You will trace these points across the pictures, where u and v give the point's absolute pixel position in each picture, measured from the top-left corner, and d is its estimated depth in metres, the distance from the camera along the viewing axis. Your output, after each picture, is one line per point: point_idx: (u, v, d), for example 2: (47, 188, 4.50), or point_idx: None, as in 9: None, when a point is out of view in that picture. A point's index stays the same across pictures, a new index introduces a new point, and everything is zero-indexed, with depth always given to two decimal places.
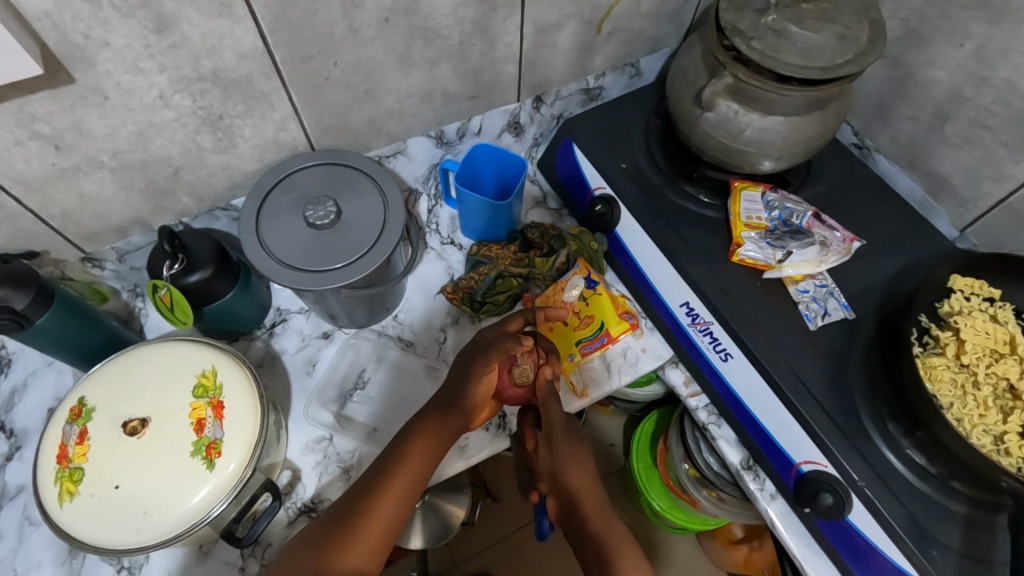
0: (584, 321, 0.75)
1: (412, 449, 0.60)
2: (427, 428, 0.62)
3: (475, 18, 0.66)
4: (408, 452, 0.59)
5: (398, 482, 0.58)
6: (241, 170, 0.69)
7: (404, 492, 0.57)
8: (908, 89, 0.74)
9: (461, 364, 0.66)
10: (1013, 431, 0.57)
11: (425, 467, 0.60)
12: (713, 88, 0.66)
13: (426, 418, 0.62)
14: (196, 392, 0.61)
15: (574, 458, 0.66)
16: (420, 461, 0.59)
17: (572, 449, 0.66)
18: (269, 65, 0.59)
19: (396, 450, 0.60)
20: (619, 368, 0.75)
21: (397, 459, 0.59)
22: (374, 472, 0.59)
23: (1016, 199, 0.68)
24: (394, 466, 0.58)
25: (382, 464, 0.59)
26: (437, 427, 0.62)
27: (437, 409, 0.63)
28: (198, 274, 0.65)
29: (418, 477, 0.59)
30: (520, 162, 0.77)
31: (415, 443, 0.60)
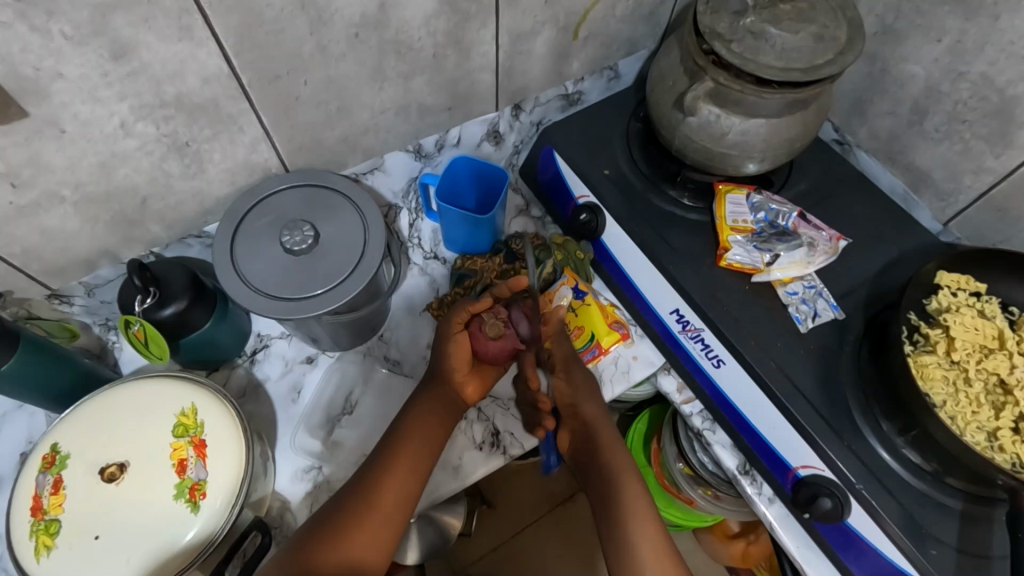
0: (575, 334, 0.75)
1: (407, 442, 0.62)
2: (423, 418, 0.64)
3: (448, 29, 0.64)
4: (403, 447, 0.61)
5: (397, 475, 0.59)
6: (212, 195, 0.66)
7: (404, 483, 0.60)
8: (886, 84, 0.74)
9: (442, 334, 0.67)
10: (1006, 427, 0.57)
11: (424, 457, 0.62)
12: (694, 93, 0.63)
13: (420, 408, 0.65)
14: (175, 432, 0.58)
15: (585, 393, 0.70)
16: (415, 454, 0.61)
17: (581, 385, 0.70)
18: (236, 88, 0.56)
19: (392, 443, 0.62)
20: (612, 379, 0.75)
21: (394, 453, 0.61)
22: (372, 466, 0.61)
23: (996, 192, 0.69)
24: (393, 459, 0.60)
25: (378, 457, 0.61)
26: (431, 417, 0.64)
27: (433, 398, 0.65)
28: (172, 307, 0.62)
29: (417, 468, 0.61)
30: (502, 174, 0.75)
31: (409, 436, 0.62)
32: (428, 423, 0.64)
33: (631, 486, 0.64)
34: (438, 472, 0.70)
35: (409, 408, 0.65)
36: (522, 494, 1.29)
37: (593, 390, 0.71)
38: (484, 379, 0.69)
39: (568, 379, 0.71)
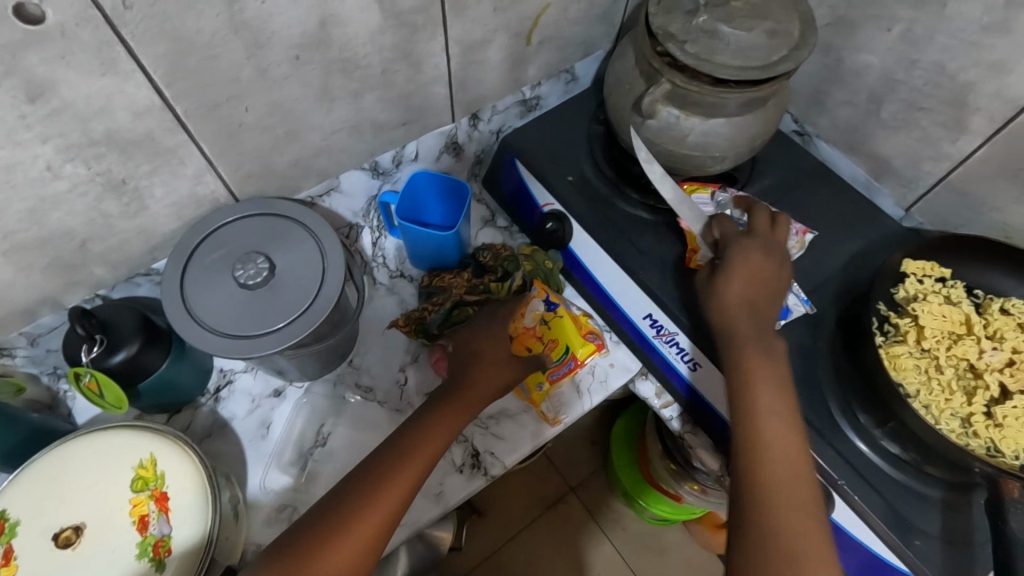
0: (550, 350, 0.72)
1: (407, 458, 0.55)
2: (423, 445, 0.56)
3: (395, 43, 0.61)
4: (397, 472, 0.54)
5: (382, 508, 0.52)
6: (158, 232, 0.63)
7: (387, 515, 0.52)
8: (842, 75, 0.74)
9: (479, 350, 0.65)
10: (979, 412, 0.57)
11: (415, 486, 0.54)
12: (652, 96, 0.62)
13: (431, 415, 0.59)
14: (135, 486, 0.55)
15: (743, 294, 0.61)
16: (406, 486, 0.54)
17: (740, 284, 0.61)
18: (171, 119, 0.53)
19: (394, 450, 0.56)
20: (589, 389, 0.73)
21: (384, 480, 0.53)
22: (364, 478, 0.54)
23: (955, 176, 0.69)
24: (384, 480, 0.53)
25: (374, 468, 0.54)
26: (431, 446, 0.56)
27: (441, 416, 0.59)
28: (123, 352, 0.59)
29: (406, 499, 0.54)
30: (462, 185, 0.74)
31: (411, 450, 0.56)
32: (428, 447, 0.56)
33: (768, 416, 0.54)
34: (418, 499, 0.68)
35: (413, 421, 0.58)
36: (510, 501, 1.28)
37: (759, 298, 0.61)
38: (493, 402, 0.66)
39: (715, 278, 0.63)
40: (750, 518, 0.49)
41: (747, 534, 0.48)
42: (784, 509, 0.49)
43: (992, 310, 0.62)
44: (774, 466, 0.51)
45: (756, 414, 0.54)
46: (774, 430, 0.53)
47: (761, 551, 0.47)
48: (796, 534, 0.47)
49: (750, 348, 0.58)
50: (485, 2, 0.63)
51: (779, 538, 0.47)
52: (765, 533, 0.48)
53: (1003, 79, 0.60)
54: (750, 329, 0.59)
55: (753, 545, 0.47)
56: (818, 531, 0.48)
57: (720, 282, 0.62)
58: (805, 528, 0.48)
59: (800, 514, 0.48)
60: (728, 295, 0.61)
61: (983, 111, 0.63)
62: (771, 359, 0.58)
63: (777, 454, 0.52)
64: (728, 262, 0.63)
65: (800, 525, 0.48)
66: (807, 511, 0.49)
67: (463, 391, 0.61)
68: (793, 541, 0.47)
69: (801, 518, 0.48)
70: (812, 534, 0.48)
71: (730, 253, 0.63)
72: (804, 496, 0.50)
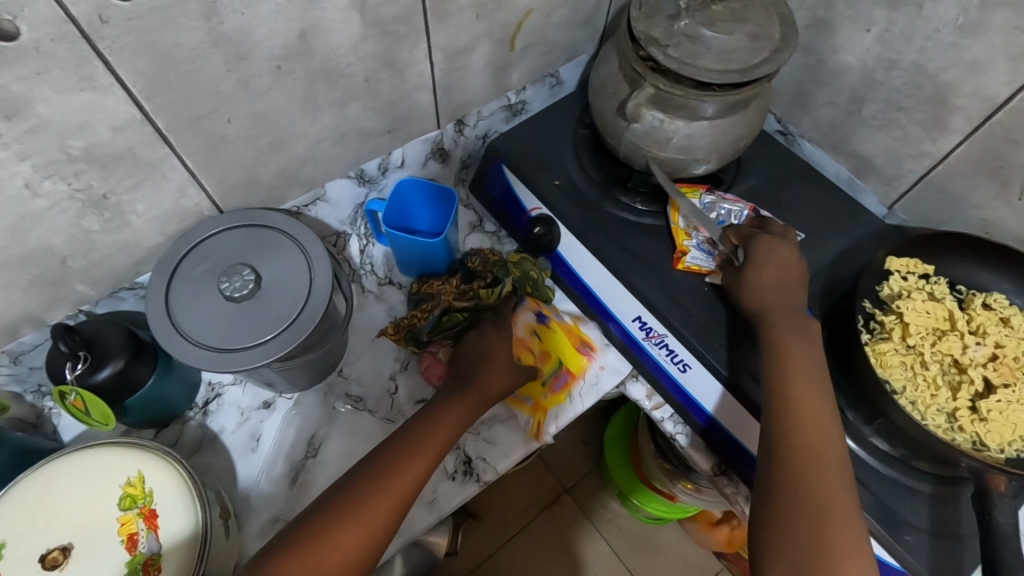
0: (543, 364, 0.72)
1: (415, 454, 0.56)
2: (422, 449, 0.56)
3: (379, 52, 0.61)
4: (396, 474, 0.54)
5: (382, 507, 0.52)
6: (142, 246, 0.62)
7: (385, 517, 0.52)
8: (823, 75, 0.75)
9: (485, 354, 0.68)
10: (964, 407, 0.58)
11: (413, 490, 0.54)
12: (636, 100, 0.63)
13: (439, 414, 0.60)
14: (123, 504, 0.55)
15: (773, 284, 0.63)
16: (405, 488, 0.53)
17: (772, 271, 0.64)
18: (152, 134, 0.53)
19: (402, 444, 0.56)
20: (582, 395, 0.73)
21: (383, 481, 0.53)
22: (372, 468, 0.54)
23: (936, 174, 0.70)
24: (382, 481, 0.53)
25: (381, 459, 0.55)
26: (429, 452, 0.56)
27: (447, 414, 0.61)
28: (108, 368, 0.58)
29: (404, 503, 0.53)
30: (449, 193, 0.74)
31: (419, 446, 0.56)
32: (428, 452, 0.56)
33: (797, 388, 0.55)
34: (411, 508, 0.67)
35: (411, 425, 0.59)
36: (505, 504, 1.28)
37: (786, 286, 0.63)
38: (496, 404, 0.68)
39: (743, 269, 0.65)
40: (774, 484, 0.50)
41: (774, 499, 0.49)
42: (809, 472, 0.50)
43: (975, 305, 0.63)
44: (801, 433, 0.52)
45: (785, 387, 0.56)
46: (805, 402, 0.54)
47: (788, 513, 0.48)
48: (822, 496, 0.48)
49: (781, 330, 0.60)
50: (467, 9, 0.63)
51: (806, 498, 0.48)
52: (791, 497, 0.49)
53: (981, 78, 0.61)
54: (778, 315, 0.61)
55: (780, 508, 0.48)
56: (843, 493, 0.49)
57: (749, 272, 0.64)
58: (830, 488, 0.49)
59: (824, 476, 0.49)
60: (760, 283, 0.63)
61: (961, 110, 0.64)
62: (804, 337, 0.59)
63: (804, 422, 0.53)
64: (756, 254, 0.65)
65: (823, 485, 0.49)
66: (832, 473, 0.50)
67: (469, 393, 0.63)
68: (817, 502, 0.48)
69: (825, 479, 0.49)
70: (840, 498, 0.48)
71: (755, 245, 0.66)
72: (828, 461, 0.50)
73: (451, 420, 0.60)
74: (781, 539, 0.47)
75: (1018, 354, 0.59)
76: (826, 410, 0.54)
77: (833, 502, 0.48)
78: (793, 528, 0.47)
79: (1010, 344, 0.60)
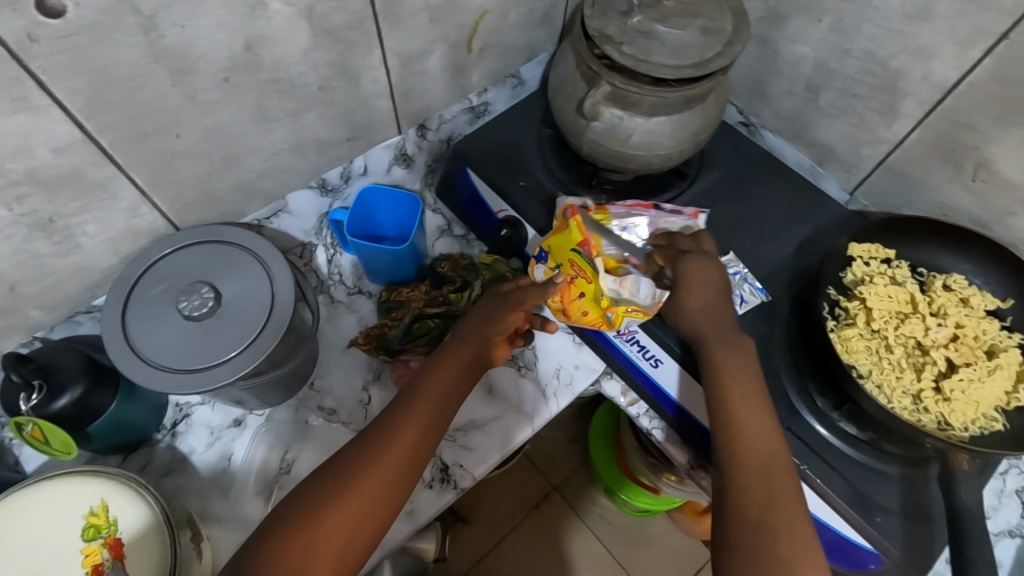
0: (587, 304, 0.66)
1: (409, 423, 0.52)
2: (409, 424, 0.52)
3: (331, 60, 0.60)
4: (392, 445, 0.50)
5: (373, 484, 0.48)
6: (96, 268, 0.61)
7: (373, 504, 0.48)
8: (779, 66, 0.76)
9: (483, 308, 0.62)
10: (928, 388, 0.59)
11: (406, 473, 0.50)
12: (593, 99, 0.64)
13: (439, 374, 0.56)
14: (87, 534, 0.53)
15: (705, 305, 0.61)
16: (394, 468, 0.49)
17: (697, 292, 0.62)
18: (97, 153, 0.52)
19: (399, 411, 0.53)
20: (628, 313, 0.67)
21: (377, 456, 0.49)
22: (367, 441, 0.51)
23: (894, 159, 0.71)
24: (367, 466, 0.49)
25: (377, 433, 0.51)
26: (417, 427, 0.52)
27: (447, 372, 0.56)
28: (67, 397, 0.57)
29: (397, 481, 0.49)
30: (414, 198, 0.72)
31: (415, 411, 0.52)
32: (417, 426, 0.52)
33: (743, 410, 0.55)
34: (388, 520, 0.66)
35: (397, 399, 0.54)
36: (494, 505, 1.27)
37: (715, 304, 0.62)
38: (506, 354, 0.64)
39: (675, 293, 0.63)
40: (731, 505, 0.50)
41: (729, 527, 0.49)
42: (760, 497, 0.49)
43: (935, 287, 0.64)
44: (746, 455, 0.52)
45: (729, 409, 0.55)
46: (747, 424, 0.54)
47: (744, 540, 0.47)
48: (774, 513, 0.48)
49: (720, 352, 0.59)
50: (420, 13, 0.62)
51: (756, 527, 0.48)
52: (746, 523, 0.48)
53: (928, 64, 0.62)
54: (715, 334, 0.60)
55: (734, 536, 0.48)
56: (799, 516, 0.48)
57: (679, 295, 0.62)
58: (784, 511, 0.48)
59: (775, 498, 0.49)
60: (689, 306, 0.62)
61: (912, 95, 0.65)
62: (745, 358, 0.59)
63: (748, 443, 0.53)
64: (682, 275, 0.63)
65: (776, 508, 0.48)
66: (783, 495, 0.49)
67: (472, 349, 0.58)
68: (773, 529, 0.47)
69: (780, 503, 0.49)
70: (790, 511, 0.48)
71: (683, 265, 0.63)
72: (777, 475, 0.50)
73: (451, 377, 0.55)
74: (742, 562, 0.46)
75: (978, 333, 0.61)
76: (770, 425, 0.54)
77: (789, 527, 0.47)
78: (753, 554, 0.46)
79: (969, 324, 0.61)
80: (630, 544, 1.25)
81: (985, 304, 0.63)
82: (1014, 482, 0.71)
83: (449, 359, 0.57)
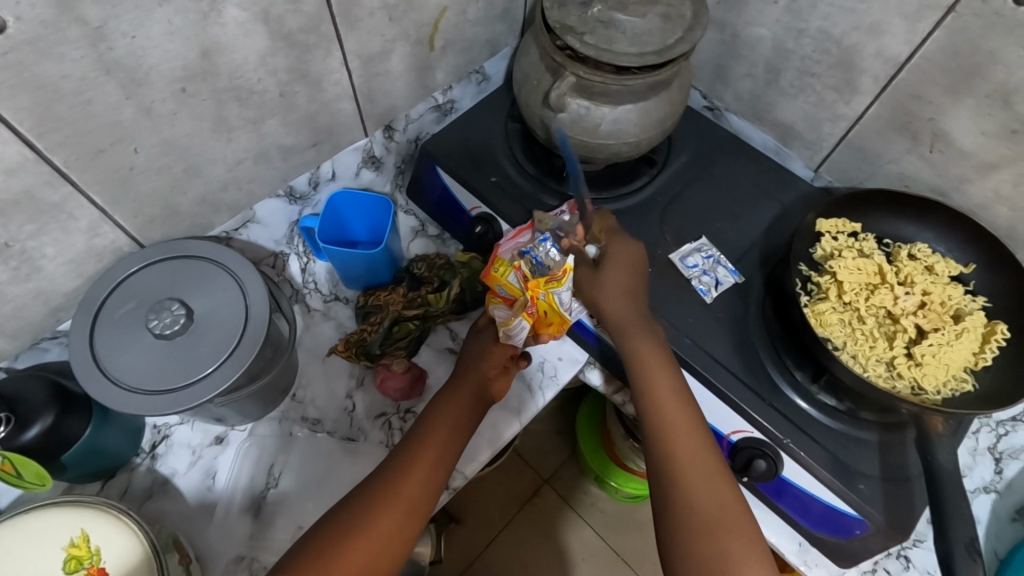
0: (538, 308, 0.63)
1: (419, 455, 0.55)
2: (422, 453, 0.55)
3: (289, 65, 0.59)
4: (404, 479, 0.53)
5: (390, 516, 0.51)
6: (58, 293, 0.59)
7: (394, 528, 0.51)
8: (738, 49, 0.77)
9: (473, 347, 0.66)
10: (900, 355, 0.60)
11: (424, 499, 0.53)
12: (558, 91, 0.62)
13: (442, 410, 0.59)
14: (69, 566, 0.52)
15: (620, 289, 0.63)
16: (412, 496, 0.53)
17: (618, 279, 0.63)
18: (51, 172, 0.50)
19: (411, 445, 0.56)
20: (571, 302, 0.64)
21: (392, 488, 0.52)
22: (380, 475, 0.54)
23: (854, 135, 0.73)
24: (384, 496, 0.52)
25: (388, 465, 0.55)
26: (431, 455, 0.55)
27: (450, 407, 0.59)
28: (36, 427, 0.55)
29: (412, 511, 0.52)
30: (385, 201, 0.72)
31: (424, 444, 0.56)
32: (431, 455, 0.55)
33: (672, 405, 0.57)
34: None
35: (411, 432, 0.58)
36: (486, 503, 1.27)
37: (635, 285, 0.64)
38: (507, 390, 0.66)
39: (601, 272, 0.63)
40: (663, 494, 0.53)
41: (670, 520, 0.51)
42: (706, 490, 0.51)
43: (901, 257, 0.66)
44: (687, 446, 0.54)
45: (660, 403, 0.57)
46: (677, 414, 0.56)
47: (689, 535, 0.49)
48: (721, 506, 0.50)
49: (637, 338, 0.61)
50: (378, 12, 0.62)
51: (698, 521, 0.50)
52: (690, 516, 0.50)
53: (882, 40, 0.64)
54: (635, 320, 0.62)
55: (679, 529, 0.50)
56: (741, 509, 0.51)
57: (605, 275, 0.63)
58: (724, 506, 0.51)
59: (715, 490, 0.51)
60: (608, 289, 0.63)
61: (868, 71, 0.67)
62: (659, 346, 0.61)
63: (685, 434, 0.55)
64: (606, 255, 0.65)
65: (717, 499, 0.51)
66: (721, 486, 0.52)
67: (470, 386, 0.62)
68: (717, 521, 0.50)
69: (721, 496, 0.51)
70: (729, 501, 0.51)
71: (607, 246, 0.66)
72: (710, 464, 0.53)
73: (456, 410, 0.59)
74: (686, 550, 0.49)
75: (944, 299, 0.62)
76: (696, 417, 0.57)
77: (730, 518, 0.50)
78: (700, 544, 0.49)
79: (935, 291, 0.63)
80: (624, 532, 1.26)
81: (948, 270, 0.65)
82: (986, 440, 0.74)
83: (455, 394, 0.61)
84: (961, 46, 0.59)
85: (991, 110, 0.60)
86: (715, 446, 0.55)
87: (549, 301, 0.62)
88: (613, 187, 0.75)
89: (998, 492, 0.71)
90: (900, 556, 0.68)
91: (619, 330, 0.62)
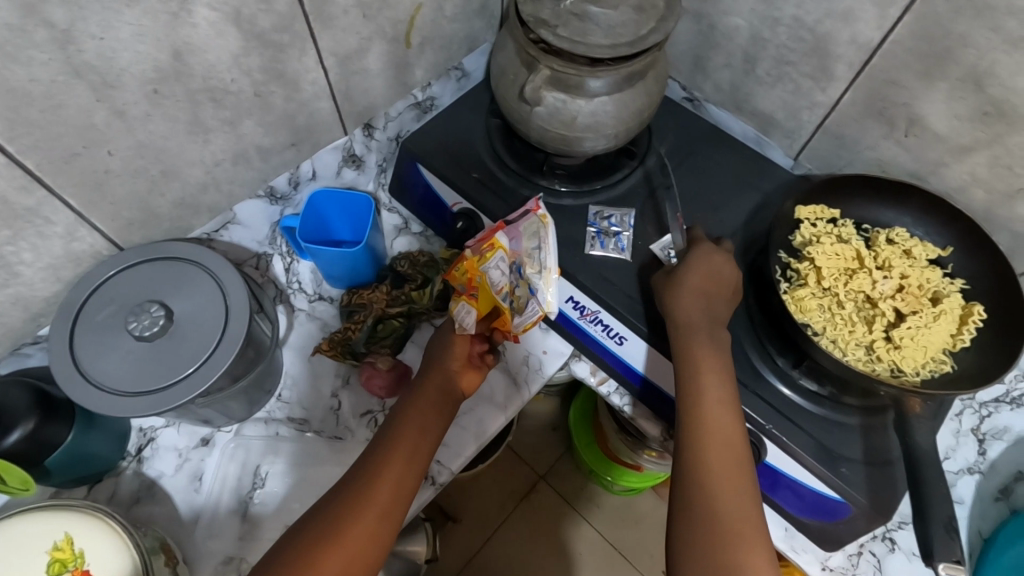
0: (477, 291, 0.62)
1: (388, 458, 0.55)
2: (393, 454, 0.55)
3: (264, 65, 0.59)
4: (376, 482, 0.53)
5: (364, 520, 0.52)
6: (37, 298, 0.59)
7: (370, 534, 0.51)
8: (715, 39, 0.78)
9: (435, 344, 0.65)
10: (879, 338, 0.60)
11: (398, 501, 0.54)
12: (533, 84, 0.63)
13: (413, 409, 0.59)
14: (53, 569, 0.52)
15: (696, 294, 0.62)
16: (384, 499, 0.53)
17: (697, 280, 0.63)
18: (24, 177, 0.50)
19: (381, 447, 0.56)
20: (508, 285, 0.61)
21: (364, 493, 0.53)
22: (353, 478, 0.54)
23: (830, 122, 0.74)
24: (359, 500, 0.52)
25: (360, 469, 0.55)
26: (402, 457, 0.55)
27: (422, 408, 0.59)
28: (18, 431, 0.55)
29: (388, 514, 0.53)
30: (365, 199, 0.72)
31: (396, 446, 0.56)
32: (402, 456, 0.55)
33: (709, 408, 0.57)
34: None
35: (382, 432, 0.58)
36: (482, 501, 1.27)
37: (712, 293, 0.63)
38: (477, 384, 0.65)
39: (679, 271, 0.65)
40: (683, 494, 0.53)
41: (684, 518, 0.52)
42: (723, 491, 0.52)
43: (880, 242, 0.66)
44: (712, 450, 0.54)
45: (693, 406, 0.57)
46: (714, 417, 0.56)
47: (699, 538, 0.51)
48: (736, 511, 0.51)
49: (686, 338, 0.60)
50: (352, 10, 0.62)
51: (713, 525, 0.51)
52: (706, 519, 0.51)
53: (854, 26, 0.64)
54: (686, 319, 0.61)
55: (690, 529, 0.51)
56: (748, 505, 0.52)
57: (683, 277, 0.63)
58: (739, 508, 0.52)
59: (738, 499, 0.52)
60: (682, 290, 0.63)
61: (842, 58, 0.67)
62: (712, 345, 0.60)
63: (713, 437, 0.55)
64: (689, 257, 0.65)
65: (734, 505, 0.52)
66: (737, 493, 0.53)
67: (447, 385, 0.61)
68: (727, 524, 0.51)
69: (739, 504, 0.52)
70: (744, 507, 0.52)
71: (694, 248, 0.67)
72: (734, 470, 0.54)
73: (429, 410, 0.59)
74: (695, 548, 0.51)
75: (922, 282, 0.63)
76: (730, 418, 0.56)
77: (744, 526, 0.51)
78: (709, 544, 0.50)
79: (913, 274, 0.63)
80: (619, 524, 1.26)
81: (926, 254, 0.66)
82: (969, 421, 0.74)
83: (424, 393, 0.60)
84: (931, 29, 0.59)
85: (963, 93, 0.61)
86: (743, 451, 0.55)
87: (483, 282, 0.61)
88: (595, 180, 0.75)
89: (981, 473, 0.72)
90: (885, 539, 0.69)
91: (677, 329, 0.61)
